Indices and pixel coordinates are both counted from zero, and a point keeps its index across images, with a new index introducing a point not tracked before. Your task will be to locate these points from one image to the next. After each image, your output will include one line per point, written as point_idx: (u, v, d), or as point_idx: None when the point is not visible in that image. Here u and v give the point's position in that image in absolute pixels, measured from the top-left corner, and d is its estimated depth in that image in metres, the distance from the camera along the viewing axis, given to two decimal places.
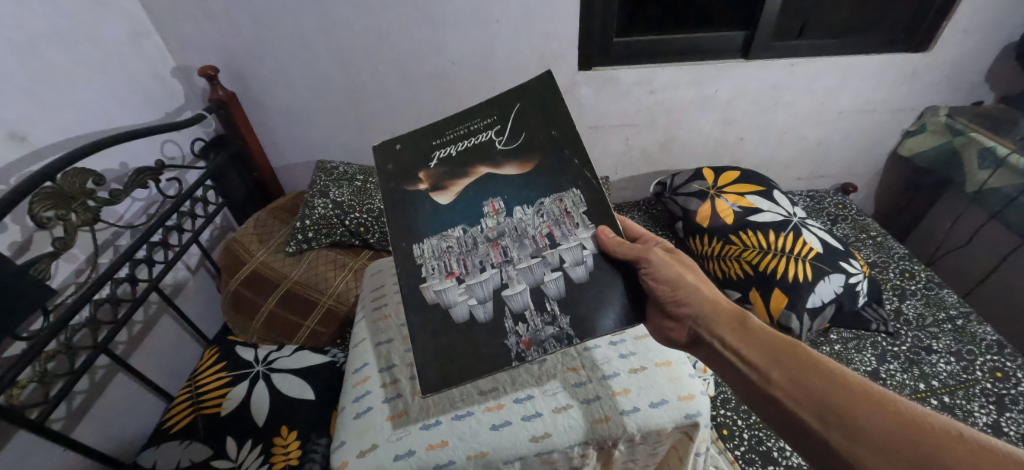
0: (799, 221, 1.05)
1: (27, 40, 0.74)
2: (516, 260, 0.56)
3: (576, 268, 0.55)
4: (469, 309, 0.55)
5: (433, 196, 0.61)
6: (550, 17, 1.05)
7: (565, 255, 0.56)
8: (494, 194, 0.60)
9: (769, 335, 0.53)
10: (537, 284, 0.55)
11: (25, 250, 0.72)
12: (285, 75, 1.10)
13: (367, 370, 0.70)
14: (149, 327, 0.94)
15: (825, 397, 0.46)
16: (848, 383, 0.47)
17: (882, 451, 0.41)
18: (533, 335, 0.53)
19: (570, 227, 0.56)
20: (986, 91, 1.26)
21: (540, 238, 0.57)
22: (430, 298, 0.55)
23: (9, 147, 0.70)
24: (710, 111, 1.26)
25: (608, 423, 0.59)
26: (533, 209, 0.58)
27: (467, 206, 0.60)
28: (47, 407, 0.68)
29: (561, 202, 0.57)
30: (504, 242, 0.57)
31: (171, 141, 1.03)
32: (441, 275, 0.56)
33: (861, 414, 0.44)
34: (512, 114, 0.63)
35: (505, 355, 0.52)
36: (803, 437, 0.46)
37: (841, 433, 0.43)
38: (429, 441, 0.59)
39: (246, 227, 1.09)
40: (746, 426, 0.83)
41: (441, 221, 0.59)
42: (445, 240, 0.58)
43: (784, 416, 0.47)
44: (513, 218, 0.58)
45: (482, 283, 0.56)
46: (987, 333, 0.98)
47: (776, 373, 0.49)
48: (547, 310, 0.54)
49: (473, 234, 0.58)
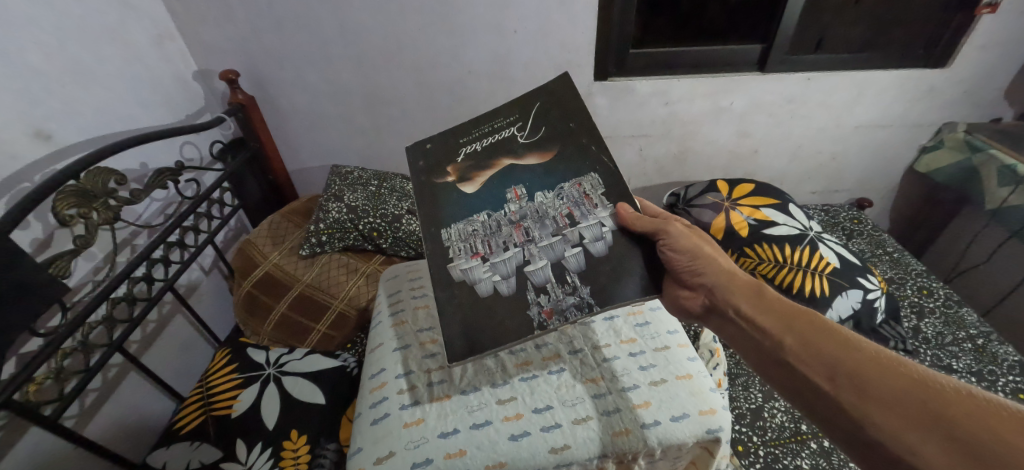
0: (815, 235, 1.04)
1: (56, 40, 0.76)
2: (537, 238, 0.56)
3: (595, 244, 0.54)
4: (494, 285, 0.54)
5: (458, 187, 0.62)
6: (567, 27, 1.06)
7: (585, 232, 0.55)
8: (516, 182, 0.60)
9: (784, 303, 0.53)
10: (558, 260, 0.54)
11: (46, 247, 0.73)
12: (304, 80, 1.12)
13: (384, 376, 0.69)
14: (162, 326, 0.95)
15: (835, 359, 0.45)
16: (861, 346, 0.45)
17: (890, 405, 0.40)
18: (554, 305, 0.52)
19: (589, 208, 0.56)
20: (1004, 108, 1.25)
21: (561, 218, 0.56)
22: (457, 276, 0.55)
23: (35, 146, 0.71)
24: (726, 123, 1.26)
25: (628, 436, 0.58)
26: (553, 193, 0.58)
27: (491, 196, 0.60)
28: (62, 403, 0.68)
29: (580, 186, 0.58)
30: (526, 223, 0.57)
31: (190, 143, 1.04)
32: (468, 255, 0.56)
33: (872, 375, 0.42)
34: (533, 110, 0.65)
35: (527, 325, 0.51)
36: (813, 398, 0.44)
37: (849, 392, 0.42)
38: (447, 450, 0.58)
39: (261, 228, 1.10)
40: (761, 443, 0.82)
41: (467, 208, 0.60)
42: (471, 224, 0.58)
43: (794, 376, 0.47)
44: (534, 203, 0.58)
45: (505, 261, 0.55)
46: (1009, 354, 0.96)
47: (788, 338, 0.49)
48: (567, 282, 0.53)
49: (497, 218, 0.59)
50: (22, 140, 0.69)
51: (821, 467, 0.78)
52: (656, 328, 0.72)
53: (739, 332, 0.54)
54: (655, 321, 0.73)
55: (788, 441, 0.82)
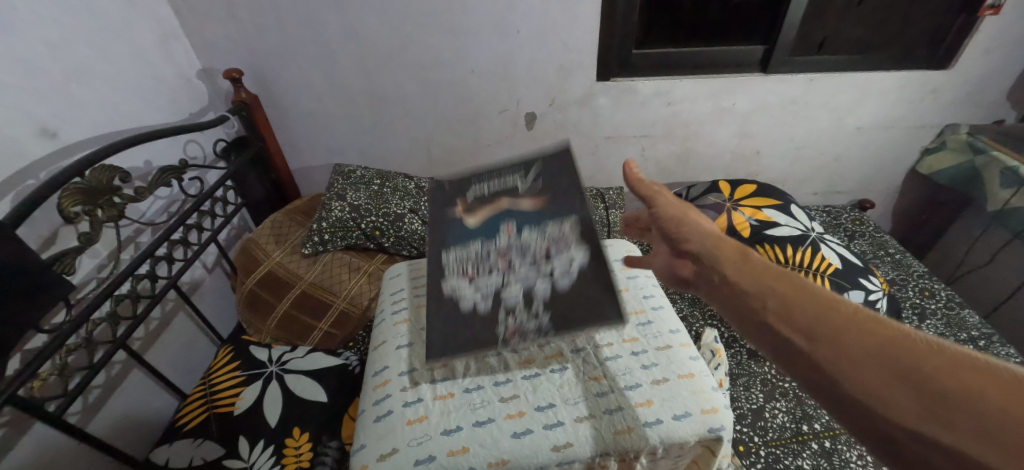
0: (817, 235, 1.04)
1: (63, 39, 0.77)
2: (516, 267, 0.57)
3: (566, 276, 0.55)
4: (471, 303, 0.56)
5: (458, 216, 0.64)
6: (571, 27, 1.06)
7: (559, 265, 0.56)
8: (509, 211, 0.61)
9: (770, 266, 0.47)
10: (530, 287, 0.55)
11: (51, 244, 0.73)
12: (308, 80, 1.12)
13: (387, 373, 0.69)
14: (165, 324, 0.95)
15: (822, 320, 0.40)
16: (849, 307, 0.40)
17: (873, 368, 0.35)
18: (519, 327, 0.52)
19: (568, 242, 0.57)
20: (1007, 110, 1.25)
21: (541, 250, 0.57)
22: (442, 290, 0.58)
23: (42, 143, 0.72)
24: (728, 124, 1.26)
25: (630, 435, 0.58)
26: (539, 224, 0.59)
27: (483, 222, 0.61)
28: (66, 400, 0.68)
29: (565, 220, 0.59)
30: (510, 251, 0.58)
31: (193, 141, 1.04)
32: (455, 273, 0.59)
33: (859, 338, 0.37)
34: (539, 163, 0.65)
35: (489, 342, 0.52)
36: (790, 359, 0.40)
37: (834, 355, 0.37)
38: (450, 447, 0.58)
39: (263, 227, 1.11)
40: (763, 443, 0.82)
41: (462, 230, 0.62)
42: (463, 245, 0.60)
43: (775, 338, 0.42)
44: (521, 231, 0.59)
45: (485, 283, 0.57)
46: (1011, 355, 0.95)
47: (770, 300, 0.44)
48: (534, 308, 0.53)
49: (486, 242, 0.60)
50: (29, 138, 0.70)
51: (821, 467, 0.78)
52: (658, 327, 0.73)
53: (722, 294, 0.49)
54: (657, 321, 0.74)
55: (789, 442, 0.82)
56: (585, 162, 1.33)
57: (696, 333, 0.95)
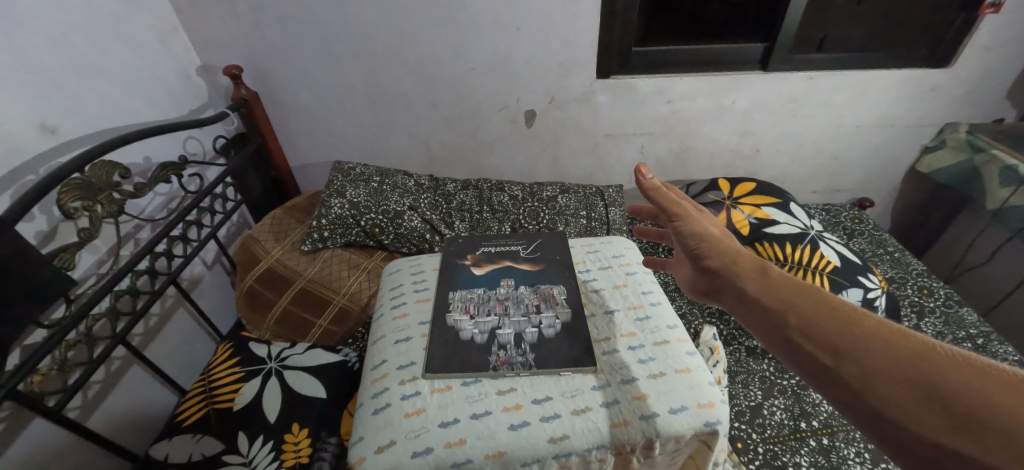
0: (816, 234, 1.04)
1: (63, 35, 0.77)
2: (511, 314, 0.73)
3: (548, 329, 0.70)
4: (471, 335, 0.70)
5: (471, 268, 0.84)
6: (571, 25, 1.06)
7: (544, 319, 0.71)
8: (510, 275, 0.80)
9: (788, 279, 0.47)
10: (519, 332, 0.70)
11: (50, 239, 0.73)
12: (308, 77, 1.12)
13: (385, 367, 0.69)
14: (165, 320, 0.95)
15: (841, 333, 0.39)
16: (867, 318, 0.39)
17: (890, 378, 0.35)
18: (507, 358, 0.67)
19: (552, 303, 0.74)
20: (1007, 108, 1.25)
21: (531, 305, 0.74)
22: (449, 323, 0.72)
23: (42, 139, 0.72)
24: (728, 122, 1.26)
25: (627, 428, 0.59)
26: (530, 287, 0.78)
27: (488, 277, 0.81)
28: (66, 395, 0.68)
29: (551, 289, 0.77)
30: (507, 302, 0.75)
31: (193, 138, 1.04)
32: (461, 311, 0.74)
33: (879, 349, 0.36)
34: None
35: (484, 367, 0.66)
36: (806, 368, 0.39)
37: (854, 367, 0.36)
38: (447, 439, 0.58)
39: (263, 222, 1.11)
40: (761, 440, 0.82)
41: (471, 280, 0.80)
42: (471, 292, 0.78)
43: (796, 352, 0.41)
44: (518, 291, 0.77)
45: (484, 322, 0.72)
46: (1009, 353, 0.95)
47: (789, 313, 0.43)
48: (522, 347, 0.68)
49: (489, 293, 0.77)
50: (29, 134, 0.70)
51: (819, 464, 0.78)
52: (656, 322, 0.72)
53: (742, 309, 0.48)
54: (655, 316, 0.74)
55: (787, 439, 0.82)
56: (585, 160, 1.33)
57: (695, 330, 0.95)
